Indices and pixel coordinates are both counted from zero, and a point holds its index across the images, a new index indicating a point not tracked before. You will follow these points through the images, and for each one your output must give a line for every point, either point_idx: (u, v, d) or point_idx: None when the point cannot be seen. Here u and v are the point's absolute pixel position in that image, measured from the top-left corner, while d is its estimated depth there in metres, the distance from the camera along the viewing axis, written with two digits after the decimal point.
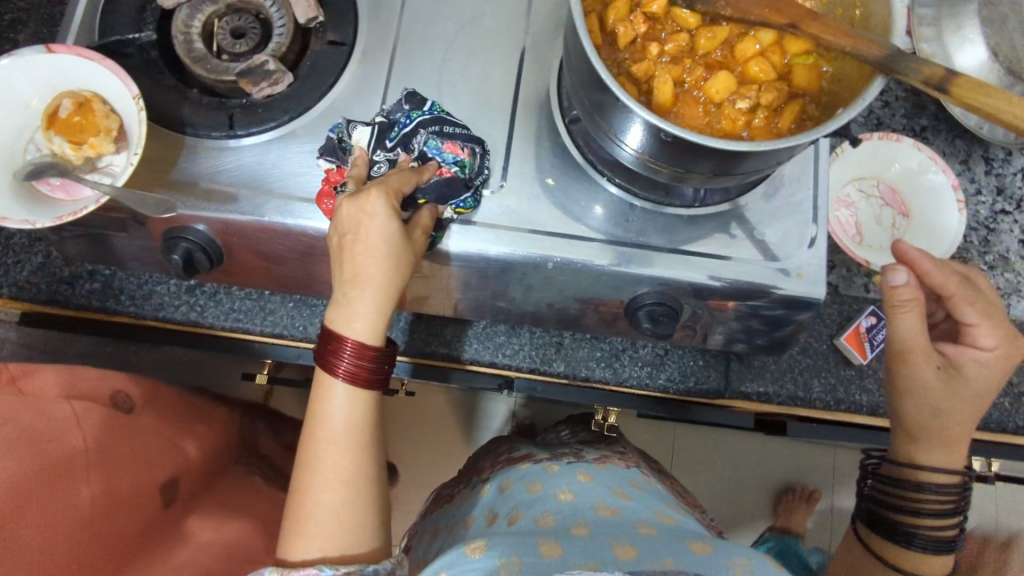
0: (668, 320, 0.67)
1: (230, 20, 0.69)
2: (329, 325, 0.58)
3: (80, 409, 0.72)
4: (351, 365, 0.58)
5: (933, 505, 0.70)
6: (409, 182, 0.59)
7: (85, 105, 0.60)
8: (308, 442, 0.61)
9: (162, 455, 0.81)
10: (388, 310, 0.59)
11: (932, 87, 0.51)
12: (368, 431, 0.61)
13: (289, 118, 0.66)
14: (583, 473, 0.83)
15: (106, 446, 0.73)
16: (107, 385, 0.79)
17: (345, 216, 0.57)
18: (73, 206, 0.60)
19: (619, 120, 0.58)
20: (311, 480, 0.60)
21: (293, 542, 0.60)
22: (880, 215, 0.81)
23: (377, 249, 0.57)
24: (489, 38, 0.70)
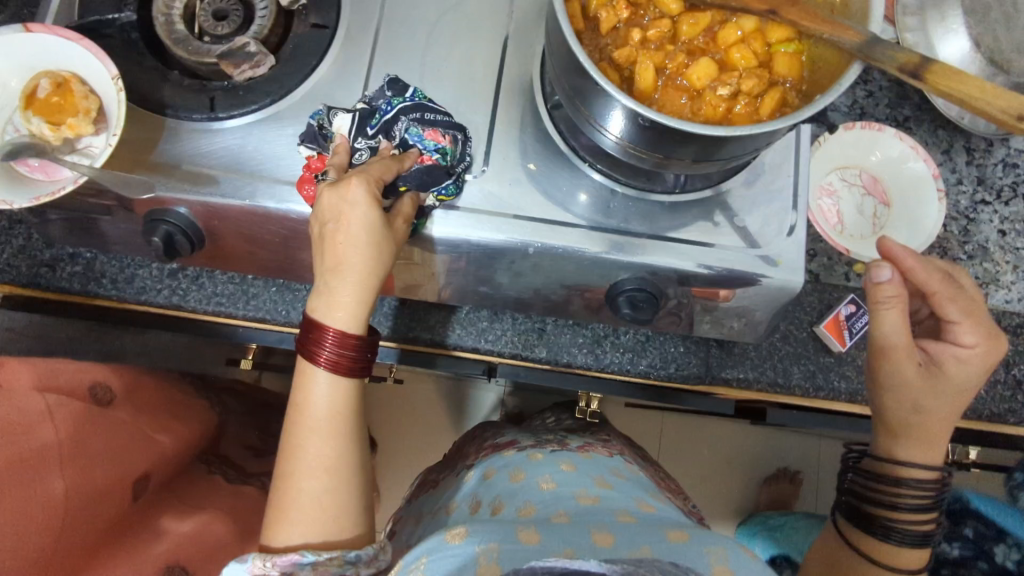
0: (647, 306, 0.67)
1: (212, 2, 0.67)
2: (311, 314, 0.59)
3: (55, 402, 0.72)
4: (333, 354, 0.59)
5: (912, 500, 0.69)
6: (391, 171, 0.59)
7: (64, 86, 0.60)
8: (291, 430, 0.61)
9: (143, 444, 0.82)
10: (369, 298, 0.60)
11: (906, 73, 0.52)
12: (350, 419, 0.61)
13: (272, 100, 0.66)
14: (565, 462, 0.83)
15: (80, 439, 0.73)
16: (85, 377, 0.80)
17: (326, 205, 0.57)
18: (51, 186, 0.60)
19: (600, 107, 0.58)
20: (294, 468, 0.60)
21: (277, 528, 0.60)
22: (861, 205, 0.81)
23: (358, 239, 0.57)
24: (473, 23, 0.69)
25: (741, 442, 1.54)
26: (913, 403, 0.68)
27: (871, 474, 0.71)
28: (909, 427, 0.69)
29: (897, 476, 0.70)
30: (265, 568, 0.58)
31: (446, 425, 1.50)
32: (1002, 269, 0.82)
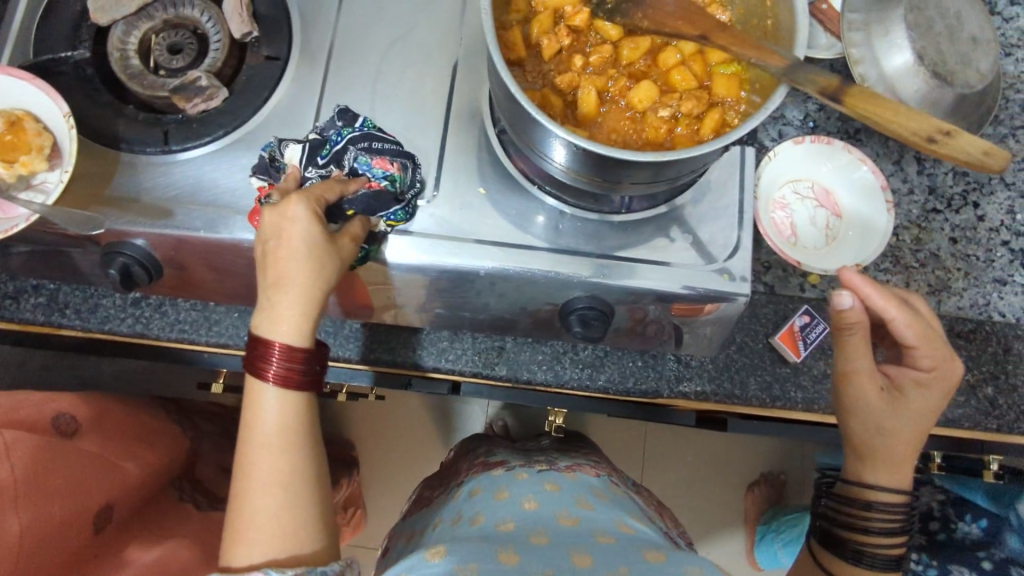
0: (599, 323, 0.68)
1: (168, 36, 0.70)
2: (254, 331, 0.59)
3: (12, 438, 0.74)
4: (279, 368, 0.58)
5: (882, 522, 0.71)
6: (334, 190, 0.60)
7: (17, 124, 0.61)
8: (243, 448, 0.60)
9: (105, 475, 0.84)
10: (315, 314, 0.59)
11: (827, 97, 0.54)
12: (303, 432, 0.60)
13: (225, 131, 0.67)
14: (550, 483, 0.84)
15: (36, 475, 0.74)
16: (46, 411, 0.83)
17: (267, 223, 0.58)
18: (5, 223, 0.61)
19: (541, 136, 0.59)
20: (248, 485, 0.59)
21: (234, 548, 0.59)
22: (814, 217, 0.83)
23: (299, 253, 0.57)
24: (423, 51, 0.71)
25: (727, 450, 1.49)
26: (878, 427, 0.69)
27: (845, 497, 0.73)
28: (870, 449, 0.70)
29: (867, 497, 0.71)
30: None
31: (429, 441, 1.49)
32: (954, 277, 0.84)
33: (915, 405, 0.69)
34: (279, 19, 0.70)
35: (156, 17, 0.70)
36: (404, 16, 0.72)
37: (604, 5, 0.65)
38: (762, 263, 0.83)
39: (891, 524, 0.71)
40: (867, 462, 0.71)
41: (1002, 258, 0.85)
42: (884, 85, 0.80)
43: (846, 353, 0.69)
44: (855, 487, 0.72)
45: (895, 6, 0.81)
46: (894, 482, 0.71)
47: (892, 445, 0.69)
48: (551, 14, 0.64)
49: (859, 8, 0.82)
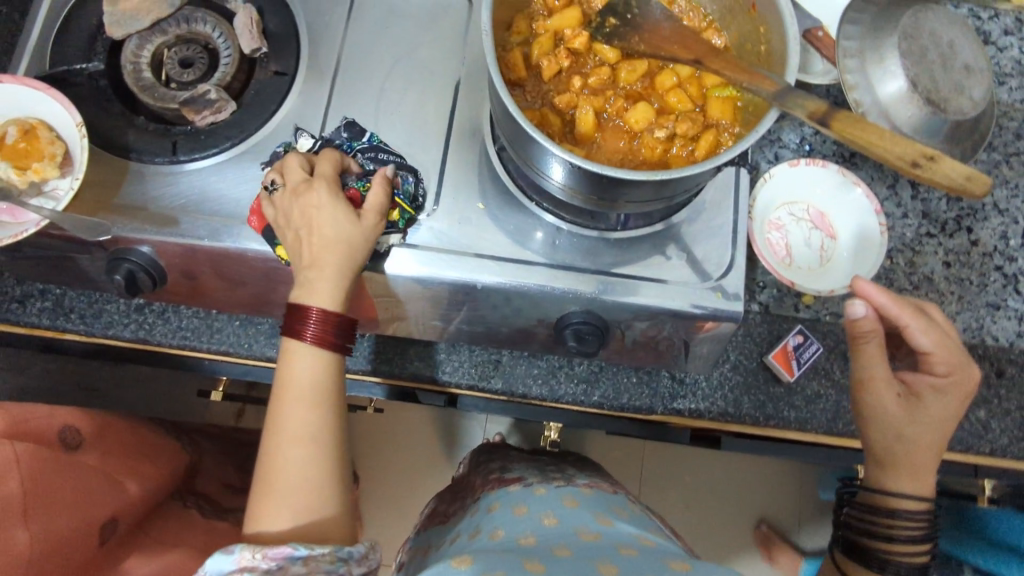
0: (593, 338, 0.70)
1: (180, 50, 0.72)
2: (294, 300, 0.61)
3: (19, 451, 0.74)
4: (316, 331, 0.61)
5: (906, 531, 0.72)
6: (337, 167, 0.64)
7: (31, 132, 0.63)
8: (274, 406, 0.62)
9: (106, 488, 0.84)
10: (347, 285, 0.62)
11: (817, 121, 0.55)
12: (334, 392, 0.63)
13: (233, 143, 0.69)
14: (568, 498, 0.82)
15: (40, 489, 0.75)
16: (52, 422, 0.83)
17: (293, 213, 0.61)
18: (15, 227, 0.63)
19: (540, 155, 0.61)
20: (279, 439, 0.60)
21: (262, 510, 0.60)
22: (809, 238, 0.84)
23: (333, 225, 0.61)
24: (426, 69, 0.73)
25: (730, 471, 1.40)
26: (898, 434, 0.70)
27: (867, 507, 0.74)
28: (888, 459, 0.71)
29: (891, 507, 0.72)
30: (255, 558, 0.56)
31: (432, 458, 1.44)
32: (948, 300, 0.85)
33: (932, 413, 0.70)
34: (288, 35, 0.72)
35: (169, 32, 0.72)
36: (410, 34, 0.74)
37: (602, 29, 0.67)
38: (757, 282, 0.84)
39: (914, 532, 0.72)
40: (888, 473, 0.72)
41: (995, 283, 0.86)
42: (880, 111, 0.81)
43: (862, 361, 0.71)
44: (877, 496, 0.73)
45: (890, 34, 0.82)
46: (920, 490, 0.72)
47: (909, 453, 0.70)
48: (552, 36, 0.66)
49: (854, 35, 0.84)
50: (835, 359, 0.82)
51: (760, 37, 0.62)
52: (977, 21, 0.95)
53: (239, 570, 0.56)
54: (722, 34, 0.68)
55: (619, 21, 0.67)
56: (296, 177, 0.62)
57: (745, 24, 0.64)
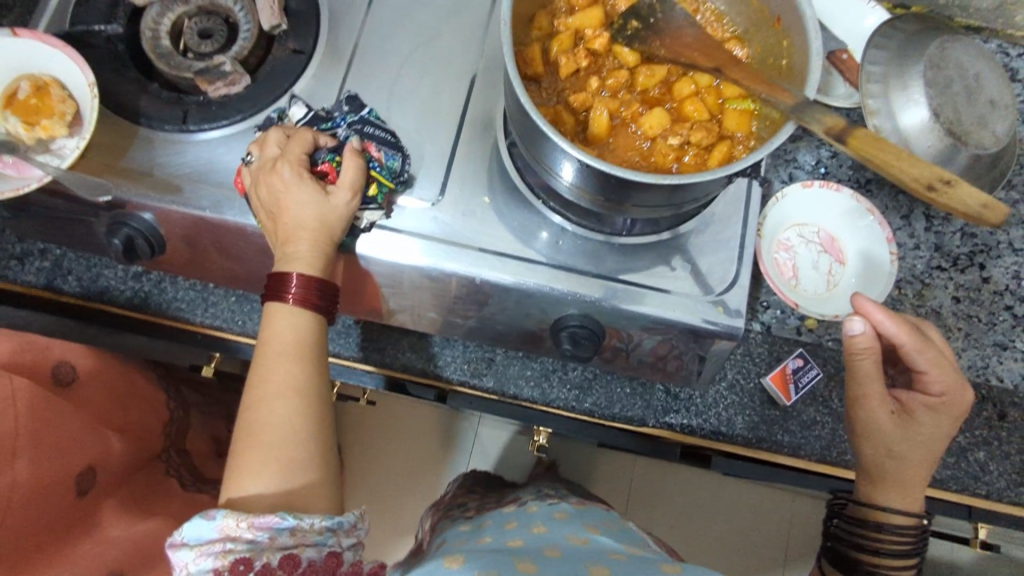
0: (589, 343, 0.69)
1: (199, 21, 0.72)
2: (272, 271, 0.61)
3: (15, 390, 0.70)
4: (299, 293, 0.60)
5: (891, 544, 0.73)
6: (306, 143, 0.62)
7: (42, 89, 0.64)
8: (255, 367, 0.60)
9: (89, 436, 0.78)
10: (328, 254, 0.61)
11: (833, 137, 0.54)
12: (317, 350, 0.61)
13: (242, 117, 0.68)
14: (560, 511, 0.80)
15: (26, 431, 0.70)
16: (51, 355, 0.76)
17: (263, 191, 0.60)
18: (18, 181, 0.63)
19: (552, 155, 0.60)
20: (262, 393, 0.58)
21: (242, 472, 0.57)
22: (817, 261, 0.83)
23: (301, 203, 0.60)
24: (443, 59, 0.72)
25: (720, 494, 1.38)
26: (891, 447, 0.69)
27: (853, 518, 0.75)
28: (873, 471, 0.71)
29: (875, 522, 0.73)
30: (239, 527, 0.54)
31: (427, 458, 1.34)
32: (954, 335, 0.83)
33: (927, 432, 0.69)
34: (309, 14, 0.72)
35: (191, 2, 0.72)
36: (430, 23, 0.74)
37: (623, 32, 0.66)
38: (761, 301, 0.82)
39: (900, 544, 0.73)
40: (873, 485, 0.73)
41: (1005, 322, 0.84)
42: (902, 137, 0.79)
43: (856, 376, 0.70)
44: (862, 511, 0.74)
45: (915, 62, 0.81)
46: (908, 505, 0.72)
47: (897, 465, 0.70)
48: (573, 34, 0.65)
49: (879, 60, 0.83)
50: (834, 386, 0.80)
51: (783, 52, 0.61)
52: (1006, 56, 0.94)
53: (221, 538, 0.54)
54: (745, 47, 0.67)
55: (641, 24, 0.66)
56: (266, 155, 0.61)
57: (769, 38, 0.63)
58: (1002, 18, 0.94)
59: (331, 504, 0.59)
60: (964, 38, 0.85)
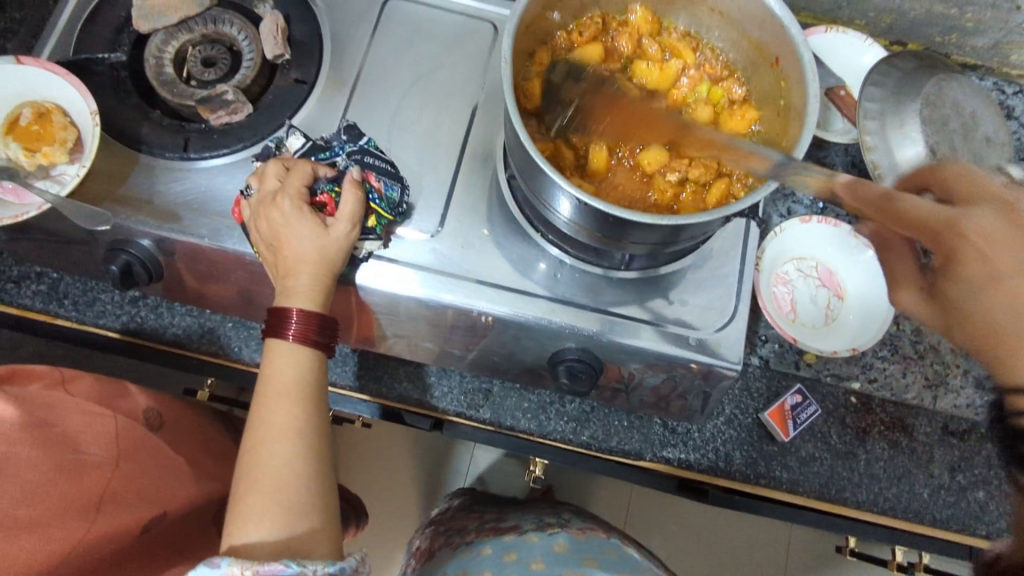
0: (586, 377, 0.68)
1: (203, 49, 0.72)
2: (274, 305, 0.60)
3: (116, 424, 0.64)
4: (299, 329, 0.60)
5: None
6: (306, 175, 0.61)
7: (45, 116, 0.63)
8: (254, 407, 0.59)
9: (170, 478, 0.70)
10: (329, 289, 0.61)
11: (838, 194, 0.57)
12: (317, 389, 0.61)
13: (243, 146, 0.68)
14: (559, 543, 0.79)
15: (123, 466, 0.63)
16: (131, 399, 0.70)
17: (265, 224, 0.60)
18: (17, 208, 0.63)
19: (552, 191, 0.60)
20: (262, 434, 0.58)
21: (244, 517, 0.55)
22: (816, 295, 0.83)
23: (303, 239, 0.59)
24: (445, 90, 0.73)
25: (719, 518, 1.37)
26: (988, 237, 0.51)
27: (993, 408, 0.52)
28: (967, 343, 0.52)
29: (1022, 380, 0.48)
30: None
31: (421, 483, 1.33)
32: (952, 373, 0.83)
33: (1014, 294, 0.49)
34: (312, 44, 0.73)
35: (195, 30, 0.73)
36: (433, 55, 0.74)
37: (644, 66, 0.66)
38: (759, 335, 0.83)
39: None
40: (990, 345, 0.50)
41: None
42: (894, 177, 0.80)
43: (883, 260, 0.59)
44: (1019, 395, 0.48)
45: (912, 100, 0.82)
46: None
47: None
48: (573, 70, 0.66)
49: (877, 98, 0.84)
50: (832, 422, 0.80)
51: (778, 96, 0.62)
52: (1002, 95, 0.95)
53: None
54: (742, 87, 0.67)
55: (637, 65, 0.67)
56: (265, 188, 0.61)
57: (765, 79, 0.64)
58: (997, 57, 0.95)
59: (331, 551, 0.58)
60: (960, 76, 0.85)
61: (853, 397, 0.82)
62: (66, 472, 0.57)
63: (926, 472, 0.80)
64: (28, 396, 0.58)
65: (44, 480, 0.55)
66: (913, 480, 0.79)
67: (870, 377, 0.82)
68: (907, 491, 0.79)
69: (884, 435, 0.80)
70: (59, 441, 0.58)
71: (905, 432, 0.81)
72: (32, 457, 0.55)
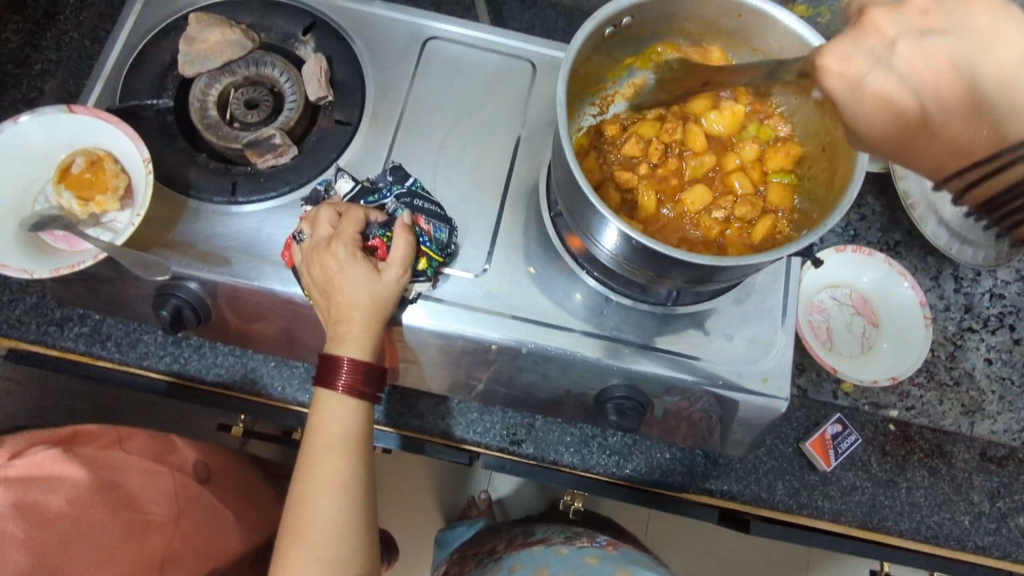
0: (634, 414, 0.69)
1: (246, 91, 0.73)
2: (325, 351, 0.61)
3: (172, 484, 0.72)
4: (349, 380, 0.60)
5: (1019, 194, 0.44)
6: (358, 221, 0.62)
7: (97, 164, 0.64)
8: (302, 457, 0.61)
9: (220, 530, 0.76)
10: (380, 335, 0.62)
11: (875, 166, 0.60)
12: (363, 440, 0.62)
13: (290, 188, 0.69)
14: (590, 557, 0.81)
15: (180, 523, 0.71)
16: (181, 455, 0.78)
17: (318, 269, 0.60)
18: (72, 258, 0.62)
19: (600, 232, 0.61)
20: (308, 486, 0.59)
21: (286, 568, 0.58)
22: (851, 323, 0.84)
23: (356, 286, 0.60)
24: (486, 129, 0.74)
25: (737, 541, 1.36)
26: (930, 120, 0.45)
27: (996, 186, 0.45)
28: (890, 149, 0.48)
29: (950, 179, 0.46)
30: None
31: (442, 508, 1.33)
32: (988, 399, 0.84)
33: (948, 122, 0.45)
34: (354, 85, 0.73)
35: (238, 73, 0.73)
36: (473, 94, 0.75)
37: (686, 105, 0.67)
38: (796, 365, 0.84)
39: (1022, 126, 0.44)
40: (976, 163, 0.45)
41: None
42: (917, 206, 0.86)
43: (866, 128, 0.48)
44: (985, 182, 0.45)
45: None
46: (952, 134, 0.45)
47: (952, 121, 0.45)
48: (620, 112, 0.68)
49: None
50: (871, 451, 0.81)
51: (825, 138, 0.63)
52: None
53: None
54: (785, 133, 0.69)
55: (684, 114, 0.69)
56: (318, 233, 0.61)
57: (813, 118, 0.65)
58: None
59: None
60: None
61: (891, 425, 0.82)
62: (134, 533, 0.65)
63: (966, 499, 0.80)
64: (95, 460, 0.67)
65: (116, 543, 0.63)
66: (954, 507, 0.80)
67: (908, 405, 0.83)
68: (948, 519, 0.79)
69: (923, 463, 0.81)
70: (127, 504, 0.66)
71: (943, 459, 0.81)
72: (103, 521, 0.63)
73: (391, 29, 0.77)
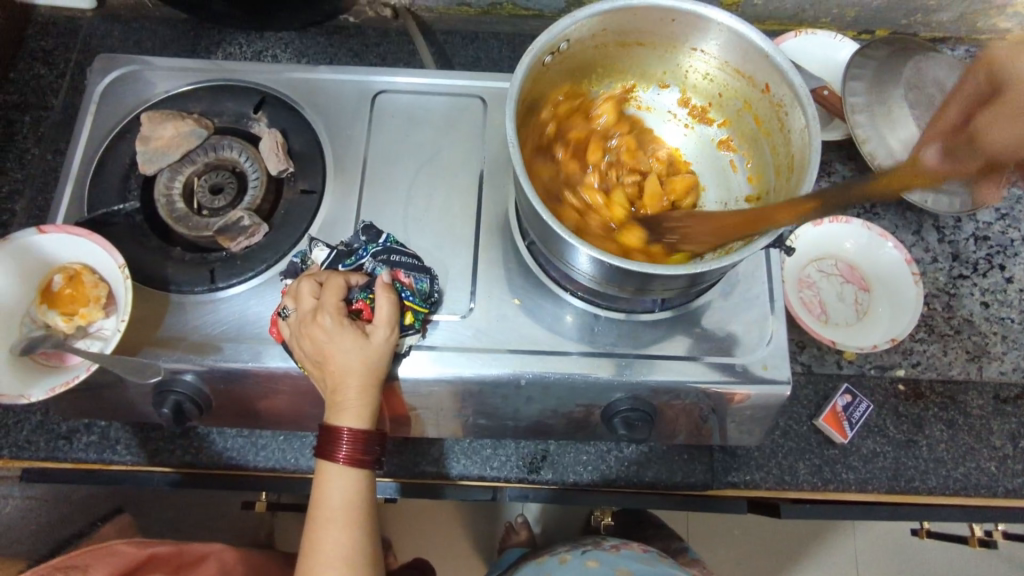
0: (643, 424, 0.68)
1: (209, 178, 0.74)
2: (325, 421, 0.62)
3: None
4: (348, 450, 0.61)
5: None
6: (341, 287, 0.62)
7: (75, 278, 0.65)
8: (308, 529, 0.62)
9: None
10: (377, 398, 0.63)
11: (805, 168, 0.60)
12: (365, 509, 0.63)
13: (267, 265, 0.70)
14: (591, 559, 0.80)
15: None
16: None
17: (308, 341, 0.61)
18: (66, 373, 0.63)
19: (570, 254, 0.61)
20: (314, 561, 0.61)
21: None
22: (842, 292, 0.85)
23: (349, 355, 0.60)
24: (448, 171, 0.75)
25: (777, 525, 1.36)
26: None
27: None
28: None
29: None
30: None
31: (475, 543, 1.34)
32: (992, 341, 0.84)
33: None
34: (313, 153, 0.75)
35: (198, 161, 0.75)
36: (429, 139, 0.76)
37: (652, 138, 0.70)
38: (797, 343, 0.84)
39: None
40: None
41: None
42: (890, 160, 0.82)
43: None
44: None
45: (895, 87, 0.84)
46: None
47: None
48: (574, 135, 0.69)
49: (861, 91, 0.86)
50: (885, 414, 0.81)
51: (789, 171, 0.60)
52: None
53: None
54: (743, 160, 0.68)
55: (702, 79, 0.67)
56: (303, 307, 0.62)
57: (759, 105, 0.65)
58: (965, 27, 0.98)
59: None
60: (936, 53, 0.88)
61: (901, 385, 0.82)
62: None
63: (989, 444, 0.80)
64: None
65: None
66: (978, 456, 0.79)
67: (913, 361, 0.83)
68: (974, 469, 0.79)
69: (940, 417, 0.81)
70: None
71: (959, 410, 0.81)
72: None
73: (339, 90, 0.78)
